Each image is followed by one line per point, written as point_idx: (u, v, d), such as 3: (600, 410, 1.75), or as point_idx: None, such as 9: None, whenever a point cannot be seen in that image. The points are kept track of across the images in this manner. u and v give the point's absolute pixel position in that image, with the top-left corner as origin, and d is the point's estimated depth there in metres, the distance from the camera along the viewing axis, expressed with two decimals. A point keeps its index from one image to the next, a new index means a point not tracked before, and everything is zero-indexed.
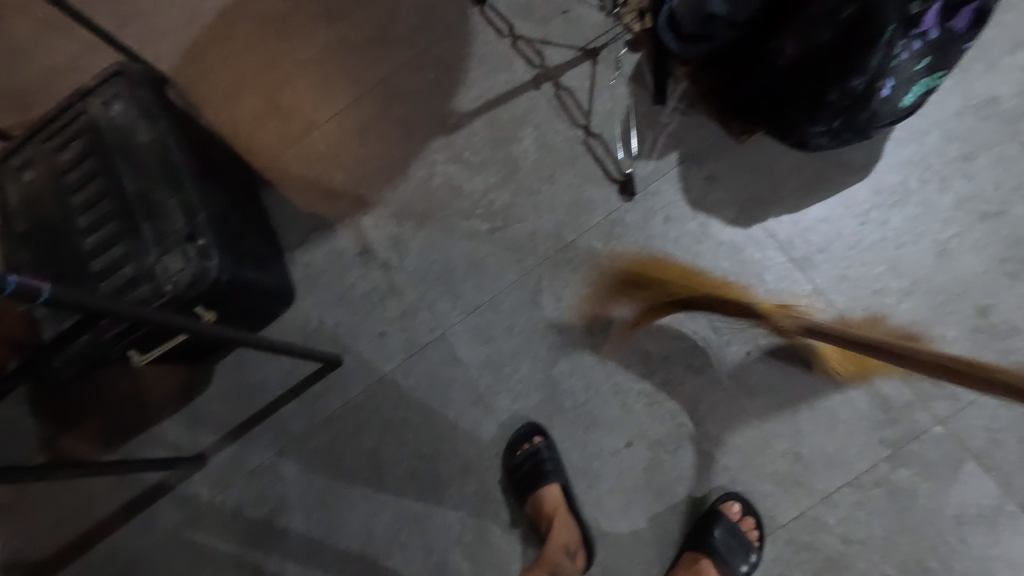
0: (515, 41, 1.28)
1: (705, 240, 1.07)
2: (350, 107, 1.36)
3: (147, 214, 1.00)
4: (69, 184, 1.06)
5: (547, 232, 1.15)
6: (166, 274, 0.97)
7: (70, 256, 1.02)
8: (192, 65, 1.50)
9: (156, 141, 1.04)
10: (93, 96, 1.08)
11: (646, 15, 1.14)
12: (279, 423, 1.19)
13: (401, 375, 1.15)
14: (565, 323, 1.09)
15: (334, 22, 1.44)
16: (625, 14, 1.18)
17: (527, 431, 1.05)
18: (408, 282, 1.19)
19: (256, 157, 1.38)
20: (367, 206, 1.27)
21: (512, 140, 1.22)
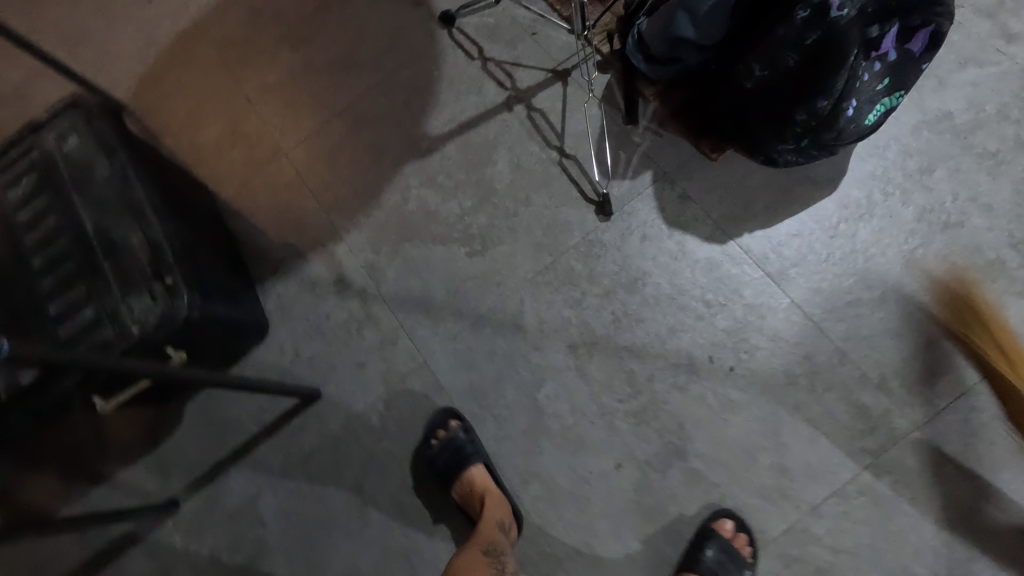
0: (485, 63, 1.28)
1: (683, 257, 1.08)
2: (318, 132, 1.33)
3: (108, 252, 0.95)
4: (19, 223, 1.00)
5: (526, 255, 1.14)
6: (131, 315, 0.92)
7: (24, 300, 0.96)
8: (150, 92, 1.45)
9: (115, 174, 0.99)
10: (45, 130, 1.03)
11: (615, 38, 1.17)
12: (255, 463, 1.14)
13: (383, 406, 1.12)
14: (549, 346, 1.08)
15: (299, 46, 1.41)
16: (594, 37, 1.19)
17: (441, 417, 1.08)
18: (387, 310, 1.17)
19: (221, 186, 1.34)
20: (340, 233, 1.24)
21: (486, 163, 1.22)
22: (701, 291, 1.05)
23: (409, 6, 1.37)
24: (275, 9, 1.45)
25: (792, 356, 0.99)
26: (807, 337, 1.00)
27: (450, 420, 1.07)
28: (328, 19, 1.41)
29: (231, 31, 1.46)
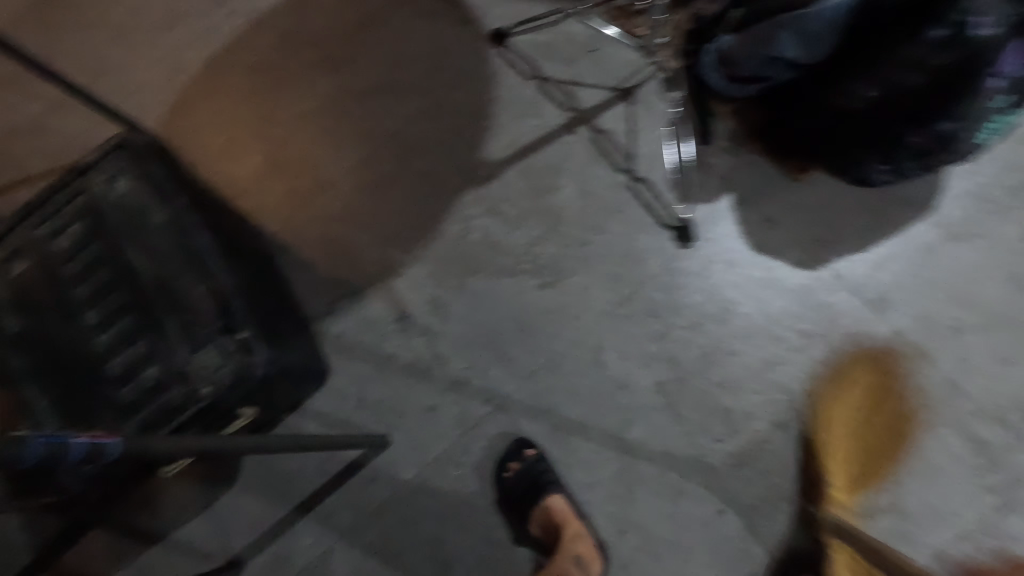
0: (542, 83, 1.22)
1: (772, 285, 1.03)
2: (364, 160, 1.26)
3: (170, 305, 0.89)
4: (69, 275, 0.92)
5: (603, 286, 1.08)
6: (202, 374, 0.86)
7: (81, 360, 0.89)
8: (182, 122, 1.38)
9: (171, 221, 0.91)
10: (93, 173, 0.95)
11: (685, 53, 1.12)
12: (324, 516, 1.07)
13: (459, 452, 1.06)
14: (635, 383, 1.03)
15: (336, 68, 1.33)
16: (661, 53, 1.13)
17: (514, 445, 1.03)
18: (456, 350, 1.11)
19: (265, 220, 1.27)
20: (399, 268, 1.18)
21: (552, 189, 1.15)
22: (796, 320, 1.01)
23: (455, 23, 1.29)
24: (306, 28, 1.36)
25: (899, 389, 0.97)
26: (913, 371, 0.98)
27: (524, 449, 1.02)
28: (365, 38, 1.33)
29: (262, 53, 1.38)
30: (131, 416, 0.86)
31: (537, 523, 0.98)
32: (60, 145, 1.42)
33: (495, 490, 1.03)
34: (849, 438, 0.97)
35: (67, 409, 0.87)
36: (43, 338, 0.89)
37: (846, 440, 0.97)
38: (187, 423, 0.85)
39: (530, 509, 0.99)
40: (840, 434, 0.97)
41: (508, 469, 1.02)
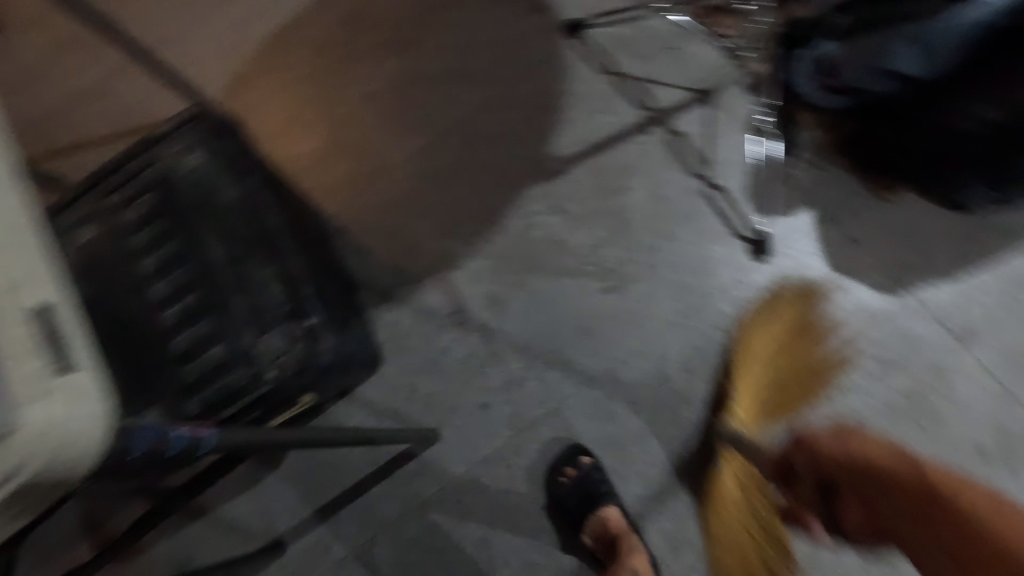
0: (617, 78, 1.17)
1: (852, 308, 1.00)
2: (427, 147, 1.23)
3: (237, 286, 0.87)
4: (136, 246, 0.90)
5: (671, 295, 1.05)
6: (267, 358, 0.85)
7: (143, 334, 0.87)
8: (242, 93, 1.35)
9: (244, 199, 0.91)
10: (165, 145, 0.94)
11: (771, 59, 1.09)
12: (368, 507, 1.06)
13: (511, 453, 1.04)
14: (696, 398, 1.01)
15: (403, 50, 1.30)
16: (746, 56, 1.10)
17: (568, 451, 1.02)
18: (513, 349, 1.09)
19: (322, 201, 1.24)
20: (458, 260, 1.15)
21: (622, 190, 1.12)
22: (874, 345, 0.98)
23: (527, 9, 1.25)
24: (373, 8, 1.33)
25: (981, 426, 0.94)
26: (996, 407, 0.95)
27: (581, 457, 1.01)
28: (435, 22, 1.29)
29: (326, 30, 1.35)
30: (192, 395, 0.84)
31: (590, 532, 0.97)
32: (119, 112, 1.42)
33: (548, 497, 1.01)
34: (766, 362, 0.95)
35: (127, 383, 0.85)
36: (106, 308, 0.87)
37: (764, 366, 0.95)
38: (252, 405, 0.85)
39: (584, 518, 0.98)
40: (760, 359, 0.95)
41: (564, 475, 1.00)
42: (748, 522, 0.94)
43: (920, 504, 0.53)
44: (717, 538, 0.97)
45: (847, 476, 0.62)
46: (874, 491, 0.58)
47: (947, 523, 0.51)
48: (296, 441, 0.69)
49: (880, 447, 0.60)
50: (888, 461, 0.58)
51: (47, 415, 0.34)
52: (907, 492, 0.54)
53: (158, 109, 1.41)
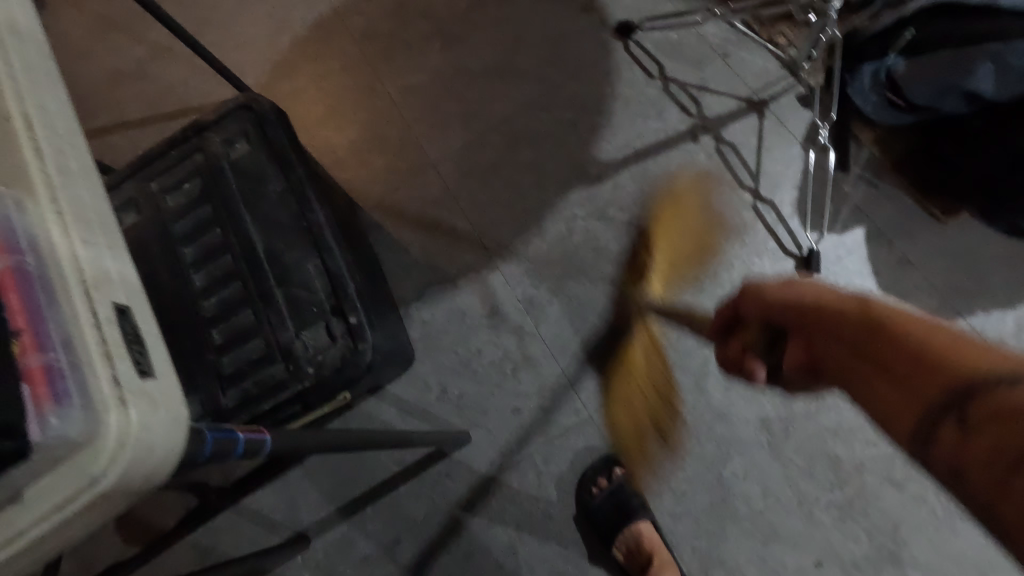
0: (667, 84, 1.15)
1: None
2: (469, 145, 1.22)
3: (281, 279, 0.86)
4: (179, 234, 0.90)
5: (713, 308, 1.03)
6: (309, 353, 0.84)
7: (185, 322, 0.87)
8: (284, 81, 1.34)
9: (289, 191, 0.90)
10: (211, 132, 0.93)
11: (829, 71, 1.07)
12: (394, 505, 1.05)
13: (541, 460, 1.03)
14: (737, 416, 0.98)
15: (448, 45, 1.28)
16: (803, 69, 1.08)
17: (600, 464, 1.00)
18: (547, 354, 1.07)
19: (359, 194, 1.23)
20: (495, 261, 1.14)
21: (666, 200, 1.10)
22: None
23: (578, 11, 1.23)
24: (422, 3, 1.32)
25: None
26: None
27: (614, 470, 0.99)
28: (483, 19, 1.28)
29: (372, 22, 1.33)
30: (230, 386, 0.84)
31: (621, 549, 0.97)
32: (161, 94, 1.42)
33: (578, 507, 1.00)
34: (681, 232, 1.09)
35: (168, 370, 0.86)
36: (152, 294, 0.89)
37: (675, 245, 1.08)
38: (293, 399, 0.84)
39: (616, 534, 0.97)
40: (676, 229, 1.09)
41: (596, 486, 0.99)
42: (644, 387, 1.03)
43: (890, 351, 0.37)
44: (613, 406, 1.03)
45: (800, 319, 0.49)
46: (827, 342, 0.44)
47: (882, 355, 0.38)
48: (351, 444, 0.68)
49: (829, 293, 0.48)
50: (839, 303, 0.44)
51: (125, 422, 0.32)
52: (843, 333, 0.42)
53: (199, 94, 1.41)
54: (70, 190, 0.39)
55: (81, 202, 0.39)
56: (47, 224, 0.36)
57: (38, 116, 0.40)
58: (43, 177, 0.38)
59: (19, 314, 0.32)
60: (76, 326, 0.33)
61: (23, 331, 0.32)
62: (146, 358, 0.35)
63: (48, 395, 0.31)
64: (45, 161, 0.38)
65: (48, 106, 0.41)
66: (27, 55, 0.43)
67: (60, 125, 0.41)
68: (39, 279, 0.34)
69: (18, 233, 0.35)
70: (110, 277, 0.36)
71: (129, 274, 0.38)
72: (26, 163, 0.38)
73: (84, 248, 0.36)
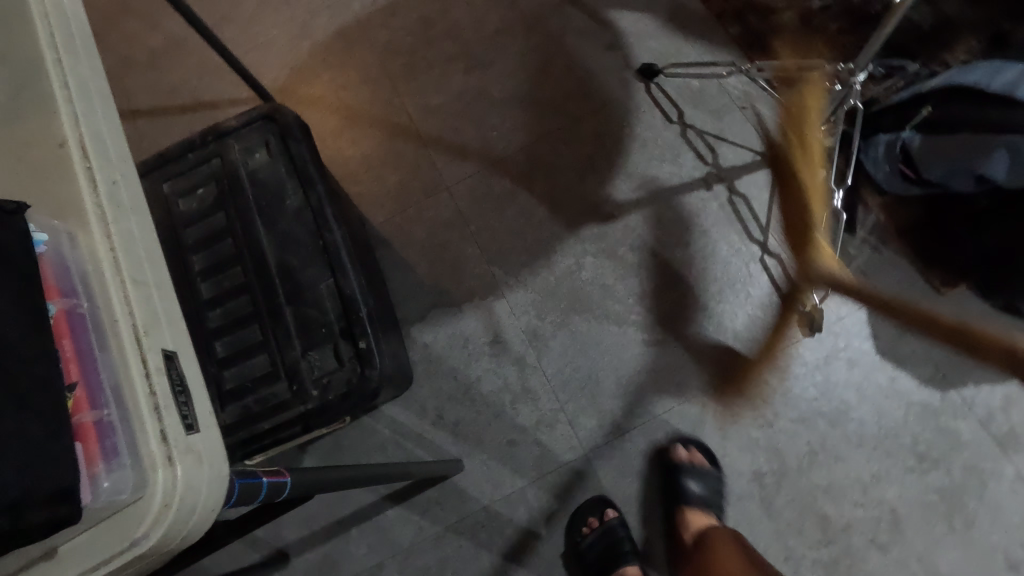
0: (684, 130, 1.17)
1: (895, 398, 0.98)
2: (485, 170, 1.22)
3: (291, 296, 0.85)
4: (192, 240, 0.90)
5: (716, 356, 1.04)
6: (314, 374, 0.83)
7: (191, 329, 0.86)
8: (302, 87, 1.34)
9: (306, 207, 0.88)
10: (231, 138, 0.92)
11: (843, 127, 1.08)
12: (380, 527, 1.04)
13: (533, 493, 1.03)
14: (731, 467, 0.99)
15: (471, 69, 1.29)
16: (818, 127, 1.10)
17: (593, 502, 1.01)
18: (546, 387, 1.07)
19: (371, 209, 1.23)
20: (501, 289, 1.14)
21: (676, 243, 1.11)
22: (914, 440, 0.96)
23: (603, 49, 1.25)
24: (448, 22, 1.32)
25: (1016, 538, 0.92)
26: None
27: (607, 509, 1.00)
28: (508, 46, 1.29)
29: (397, 37, 1.33)
30: (228, 401, 0.83)
31: None
32: (173, 86, 1.40)
33: (568, 544, 1.01)
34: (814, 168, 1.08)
35: None
36: None
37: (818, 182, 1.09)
38: (292, 421, 0.82)
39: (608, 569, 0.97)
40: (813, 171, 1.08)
41: (587, 526, 0.99)
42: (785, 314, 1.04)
43: None
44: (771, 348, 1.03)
45: None
46: None
47: None
48: (355, 479, 0.66)
49: None
50: None
51: (169, 481, 0.34)
52: None
53: (210, 89, 1.39)
54: (120, 223, 0.39)
55: (129, 233, 0.39)
56: (98, 261, 0.37)
57: (92, 143, 0.40)
58: (98, 209, 0.38)
59: (72, 363, 0.35)
60: (126, 375, 0.35)
61: (78, 384, 0.34)
62: (189, 415, 0.37)
63: (96, 450, 0.33)
64: (101, 192, 0.39)
65: (103, 131, 0.41)
66: (83, 73, 0.42)
67: (115, 148, 0.41)
68: (92, 324, 0.36)
69: (73, 271, 0.37)
70: (160, 318, 0.38)
71: (175, 309, 0.40)
72: (77, 195, 0.38)
73: (135, 286, 0.38)
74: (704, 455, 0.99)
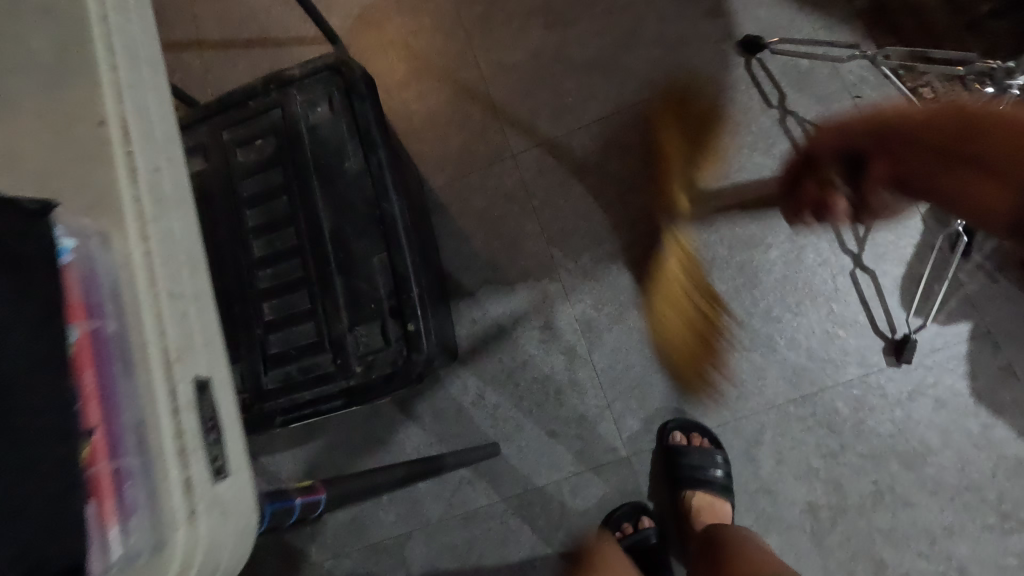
0: (784, 116, 1.05)
1: (984, 448, 0.89)
2: (556, 140, 1.13)
3: (345, 266, 0.81)
4: (246, 194, 0.87)
5: (785, 374, 0.96)
6: (360, 351, 0.80)
7: (241, 288, 0.85)
8: (369, 30, 1.26)
9: (366, 172, 0.83)
10: (294, 88, 0.87)
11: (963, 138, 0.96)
12: (412, 499, 1.04)
13: (569, 489, 1.00)
14: (784, 494, 0.93)
15: (552, 26, 1.18)
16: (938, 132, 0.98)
17: (629, 509, 0.98)
18: (594, 382, 1.02)
19: (431, 170, 1.17)
20: (558, 272, 1.08)
21: (757, 245, 1.01)
22: (998, 496, 0.87)
23: (702, 14, 1.12)
24: None
25: None
26: None
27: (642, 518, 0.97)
28: (596, 4, 1.17)
29: None
30: (269, 365, 0.82)
31: None
32: (241, 18, 1.36)
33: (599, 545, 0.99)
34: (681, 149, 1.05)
35: None
36: (212, 250, 0.86)
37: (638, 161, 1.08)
38: (336, 395, 0.80)
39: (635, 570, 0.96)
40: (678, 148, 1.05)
41: (620, 530, 0.96)
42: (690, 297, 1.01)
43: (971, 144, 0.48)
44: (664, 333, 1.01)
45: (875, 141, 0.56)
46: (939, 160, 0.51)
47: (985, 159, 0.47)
48: None
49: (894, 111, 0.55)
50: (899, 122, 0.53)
51: (191, 541, 0.33)
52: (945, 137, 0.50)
53: (277, 25, 1.34)
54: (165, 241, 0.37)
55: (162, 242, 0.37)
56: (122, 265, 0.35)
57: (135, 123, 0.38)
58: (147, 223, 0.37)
59: (90, 402, 0.33)
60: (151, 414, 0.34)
61: (95, 430, 0.32)
62: (217, 457, 0.36)
63: (114, 507, 0.32)
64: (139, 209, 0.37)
65: (161, 166, 0.39)
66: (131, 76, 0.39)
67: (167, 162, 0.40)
68: (115, 348, 0.34)
69: (100, 287, 0.35)
70: (188, 351, 0.36)
71: (211, 340, 0.39)
72: (116, 184, 0.36)
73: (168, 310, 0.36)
74: (704, 438, 0.95)
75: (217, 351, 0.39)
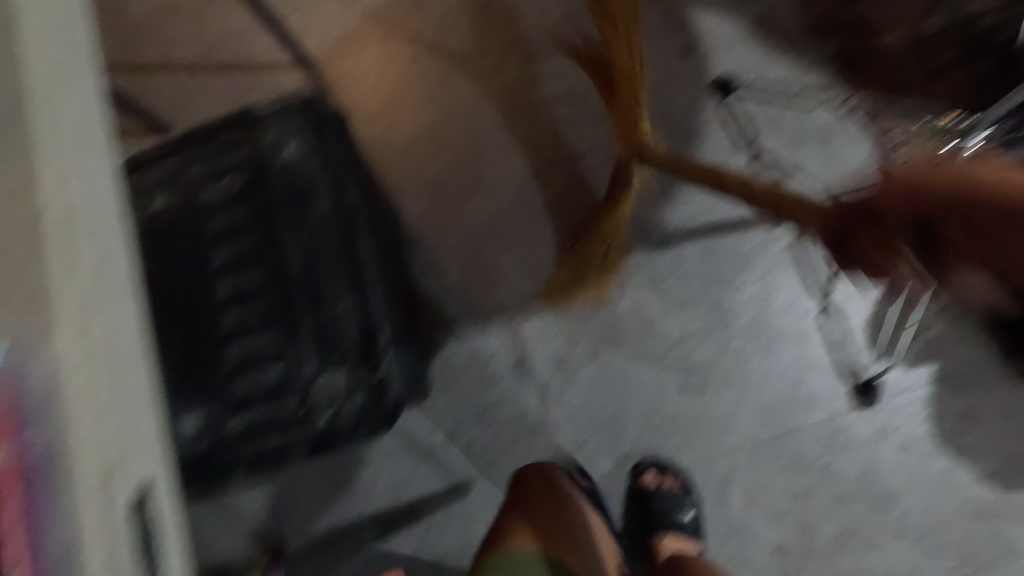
0: (755, 157, 1.06)
1: (947, 491, 0.90)
2: (531, 175, 1.13)
3: (313, 310, 0.80)
4: (212, 232, 0.85)
5: (754, 415, 0.96)
6: (326, 398, 0.78)
7: (203, 328, 0.82)
8: (345, 57, 1.25)
9: (336, 214, 0.83)
10: (263, 125, 0.85)
11: None
12: (381, 540, 1.02)
13: None
14: (753, 536, 0.93)
15: (528, 60, 1.19)
16: None
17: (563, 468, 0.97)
18: (567, 421, 1.02)
19: (404, 202, 1.16)
20: (531, 309, 1.08)
21: (728, 285, 1.02)
22: (960, 538, 0.89)
23: (677, 53, 1.13)
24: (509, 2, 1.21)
25: None
26: None
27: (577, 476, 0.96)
28: (571, 37, 1.17)
29: (451, 13, 1.23)
30: (234, 411, 0.79)
31: None
32: (214, 41, 1.34)
33: None
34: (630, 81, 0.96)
35: (169, 373, 0.81)
36: (174, 290, 0.83)
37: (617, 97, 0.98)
38: (301, 443, 0.79)
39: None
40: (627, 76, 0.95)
41: None
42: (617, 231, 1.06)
43: None
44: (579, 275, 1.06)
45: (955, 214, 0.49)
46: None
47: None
48: None
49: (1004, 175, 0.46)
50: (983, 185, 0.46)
51: None
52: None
53: (251, 50, 1.32)
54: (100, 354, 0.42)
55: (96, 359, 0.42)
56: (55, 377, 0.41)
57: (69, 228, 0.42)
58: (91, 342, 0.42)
59: (22, 521, 0.38)
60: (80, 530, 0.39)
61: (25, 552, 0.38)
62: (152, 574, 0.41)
63: None
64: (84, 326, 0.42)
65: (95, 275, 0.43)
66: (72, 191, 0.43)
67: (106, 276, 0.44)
68: (44, 469, 0.39)
69: (30, 400, 0.40)
70: (127, 454, 0.42)
71: (147, 440, 0.43)
72: (44, 291, 0.41)
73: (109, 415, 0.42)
74: (676, 480, 0.95)
75: (152, 450, 0.44)
